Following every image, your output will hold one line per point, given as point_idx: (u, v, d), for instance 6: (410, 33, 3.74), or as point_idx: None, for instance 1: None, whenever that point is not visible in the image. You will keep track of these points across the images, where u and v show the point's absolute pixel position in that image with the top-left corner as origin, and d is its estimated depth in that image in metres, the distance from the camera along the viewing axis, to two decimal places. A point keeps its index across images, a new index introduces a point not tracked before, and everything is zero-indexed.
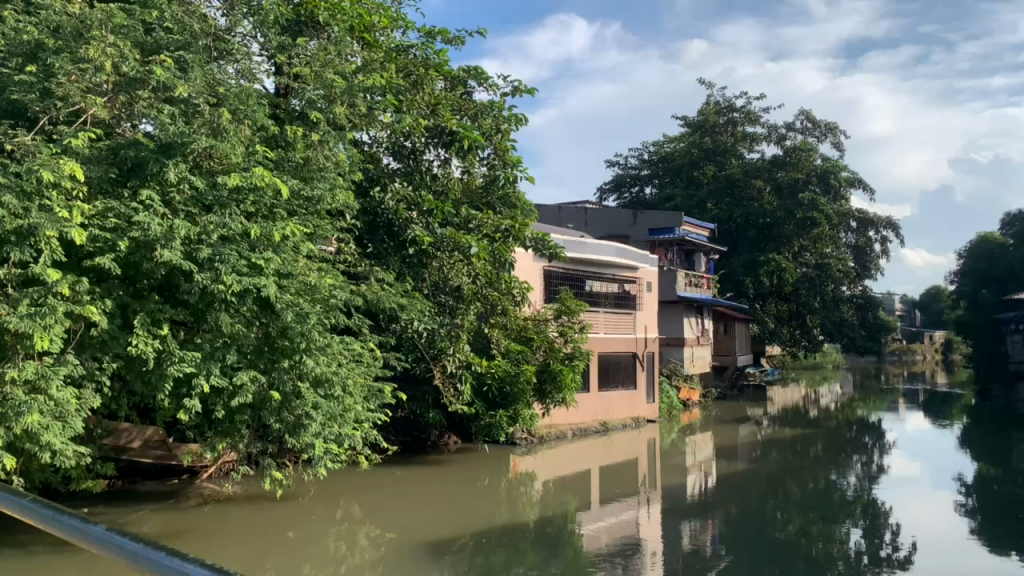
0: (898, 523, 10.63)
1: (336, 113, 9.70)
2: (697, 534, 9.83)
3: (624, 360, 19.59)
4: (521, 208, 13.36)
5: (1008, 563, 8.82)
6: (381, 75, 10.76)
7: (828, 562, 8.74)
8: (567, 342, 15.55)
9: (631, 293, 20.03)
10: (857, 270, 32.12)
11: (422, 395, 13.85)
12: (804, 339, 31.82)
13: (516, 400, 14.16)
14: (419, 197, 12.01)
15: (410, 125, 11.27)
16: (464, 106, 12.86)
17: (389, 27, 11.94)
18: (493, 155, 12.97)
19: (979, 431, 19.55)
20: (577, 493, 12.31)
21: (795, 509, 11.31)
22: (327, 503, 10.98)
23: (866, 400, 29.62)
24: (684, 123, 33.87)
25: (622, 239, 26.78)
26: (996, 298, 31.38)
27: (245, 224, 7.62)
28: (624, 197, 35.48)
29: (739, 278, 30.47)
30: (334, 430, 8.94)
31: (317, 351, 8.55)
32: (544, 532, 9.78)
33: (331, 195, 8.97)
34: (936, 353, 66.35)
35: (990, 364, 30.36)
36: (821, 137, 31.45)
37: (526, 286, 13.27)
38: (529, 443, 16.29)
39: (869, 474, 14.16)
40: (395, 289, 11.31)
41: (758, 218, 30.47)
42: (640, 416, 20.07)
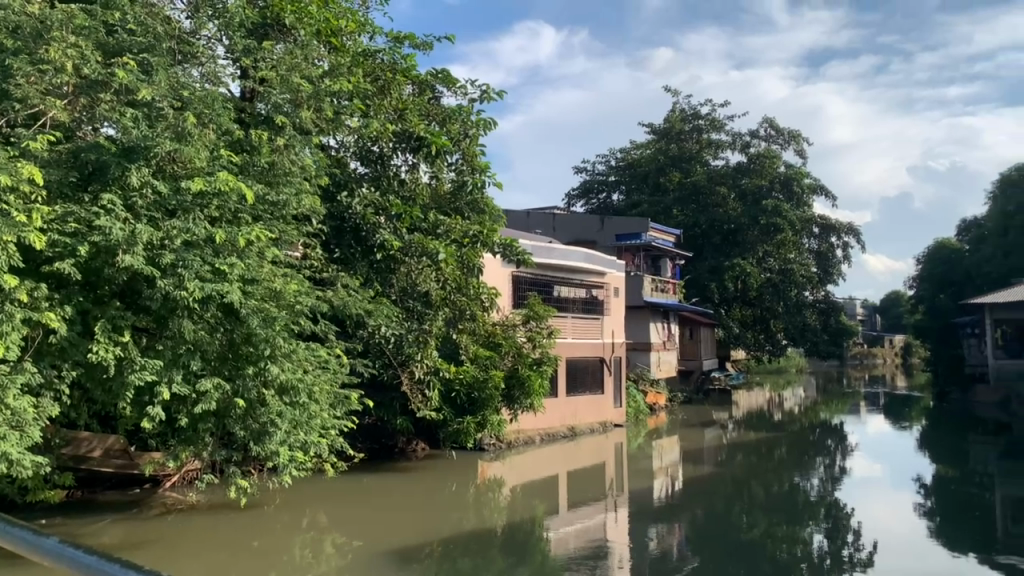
0: (859, 524, 10.82)
1: (303, 118, 9.63)
2: (663, 537, 9.90)
3: (592, 365, 19.68)
4: (489, 213, 13.25)
5: (965, 563, 9.01)
6: (348, 80, 10.74)
7: (791, 564, 8.87)
8: (535, 347, 15.60)
9: (599, 298, 20.13)
10: (820, 276, 32.66)
11: (390, 401, 13.77)
12: (768, 343, 32.30)
13: (485, 406, 14.13)
14: (387, 202, 11.97)
15: (378, 130, 11.24)
16: (432, 111, 12.82)
17: (357, 31, 11.89)
18: (461, 160, 12.96)
19: (938, 433, 19.96)
20: (545, 498, 12.34)
21: (759, 512, 11.46)
22: (293, 511, 10.86)
23: (829, 403, 30.14)
24: (651, 129, 34.17)
25: (590, 245, 27.00)
26: (952, 303, 32.13)
27: (209, 230, 7.53)
28: (591, 203, 35.68)
29: (705, 283, 30.82)
30: (300, 438, 8.87)
31: (282, 358, 8.46)
32: (511, 538, 9.78)
33: (297, 200, 8.90)
34: (896, 357, 67.54)
35: (947, 367, 31.09)
36: (784, 145, 31.96)
37: (495, 291, 13.27)
38: (497, 449, 16.27)
39: (832, 477, 14.38)
40: (362, 295, 11.26)
41: (723, 224, 30.86)
42: (607, 421, 20.18)
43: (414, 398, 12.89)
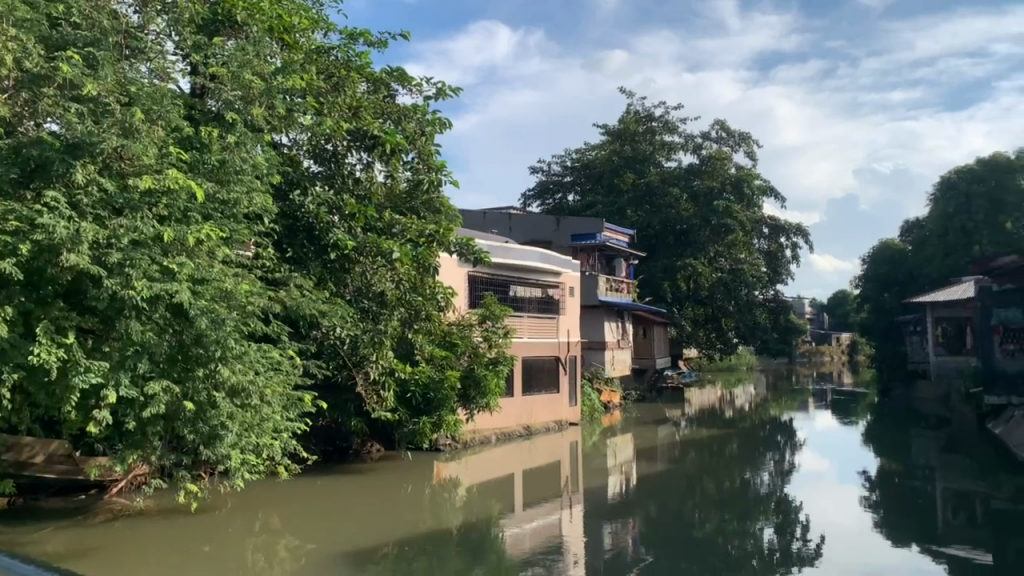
0: (808, 518, 11.08)
1: (255, 116, 9.50)
2: (619, 535, 10.00)
3: (548, 364, 19.79)
4: (445, 213, 13.20)
5: (911, 554, 9.27)
6: (302, 77, 10.61)
7: (743, 559, 9.02)
8: (491, 347, 15.65)
9: (554, 298, 20.24)
10: (770, 275, 33.36)
11: (344, 403, 13.67)
12: (719, 342, 33.09)
13: (441, 406, 14.10)
14: (340, 200, 11.88)
15: (331, 128, 11.11)
16: (388, 109, 12.74)
17: (310, 28, 11.73)
18: (417, 159, 12.91)
19: (883, 428, 20.56)
20: (501, 498, 12.38)
21: (712, 508, 11.62)
22: (245, 515, 10.69)
23: (779, 400, 30.86)
24: (605, 131, 34.44)
25: (545, 244, 27.12)
26: (896, 302, 33.08)
27: (157, 228, 7.36)
28: (547, 203, 35.89)
29: (658, 283, 31.21)
30: (251, 441, 8.76)
31: (233, 359, 8.32)
32: (466, 538, 9.79)
33: (249, 199, 8.79)
34: (843, 355, 69.35)
35: (891, 363, 32.04)
36: (735, 147, 32.52)
37: (450, 291, 13.14)
38: (453, 449, 16.25)
39: (781, 472, 14.69)
40: (315, 295, 11.18)
41: (676, 225, 31.25)
42: (563, 420, 20.31)
43: (369, 399, 12.85)
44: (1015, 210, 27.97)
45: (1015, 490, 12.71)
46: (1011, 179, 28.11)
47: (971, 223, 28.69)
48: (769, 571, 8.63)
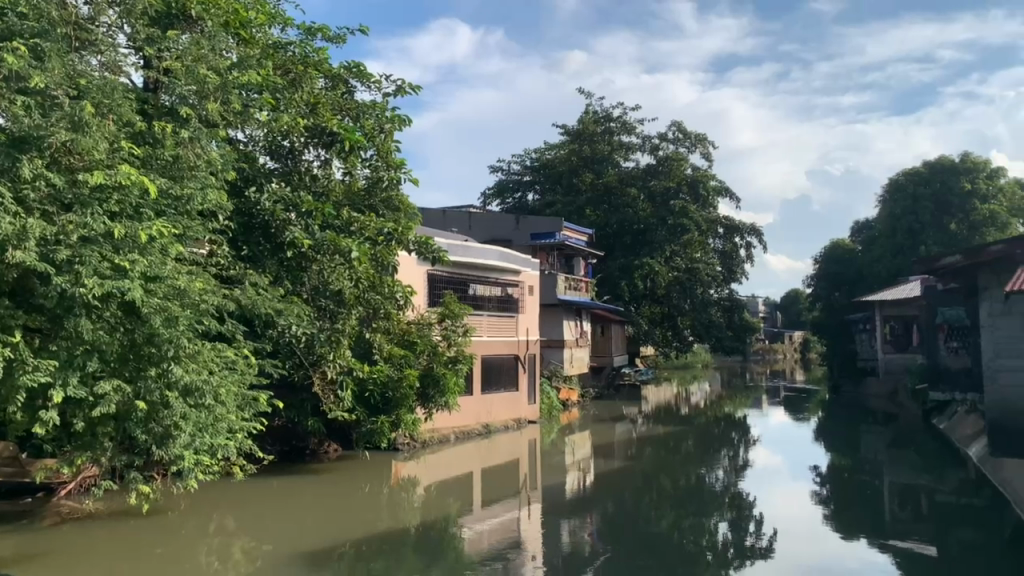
0: (761, 514, 11.28)
1: (209, 111, 9.34)
2: (577, 531, 10.09)
3: (507, 362, 19.81)
4: (404, 211, 13.19)
5: (860, 547, 9.52)
6: (258, 71, 10.42)
7: (698, 554, 9.16)
8: (450, 346, 15.63)
9: (514, 296, 20.27)
10: (724, 274, 33.93)
11: (301, 403, 13.55)
12: (675, 340, 33.44)
13: (398, 405, 14.09)
14: (297, 198, 11.64)
15: (288, 124, 10.96)
16: (345, 105, 12.66)
17: (266, 23, 11.57)
18: (375, 156, 12.82)
19: (834, 424, 21.03)
20: (459, 496, 12.40)
21: (667, 505, 11.75)
22: (199, 517, 10.52)
23: (732, 397, 31.39)
24: (564, 130, 34.57)
25: (505, 243, 27.16)
26: (847, 300, 33.83)
27: (108, 224, 7.18)
28: (507, 202, 35.93)
29: (616, 282, 31.44)
30: (205, 441, 8.65)
31: (186, 358, 8.19)
32: (424, 538, 9.75)
33: (202, 195, 8.62)
34: (794, 353, 70.89)
35: (841, 361, 32.80)
36: (691, 148, 32.95)
37: (410, 290, 13.10)
38: (411, 448, 16.14)
39: (736, 469, 14.94)
40: (271, 293, 11.04)
41: (633, 225, 31.57)
42: (522, 418, 20.35)
43: (325, 398, 12.86)
44: (959, 212, 28.86)
45: (959, 484, 13.11)
46: (955, 181, 29.02)
47: (917, 224, 29.49)
48: (723, 566, 8.80)
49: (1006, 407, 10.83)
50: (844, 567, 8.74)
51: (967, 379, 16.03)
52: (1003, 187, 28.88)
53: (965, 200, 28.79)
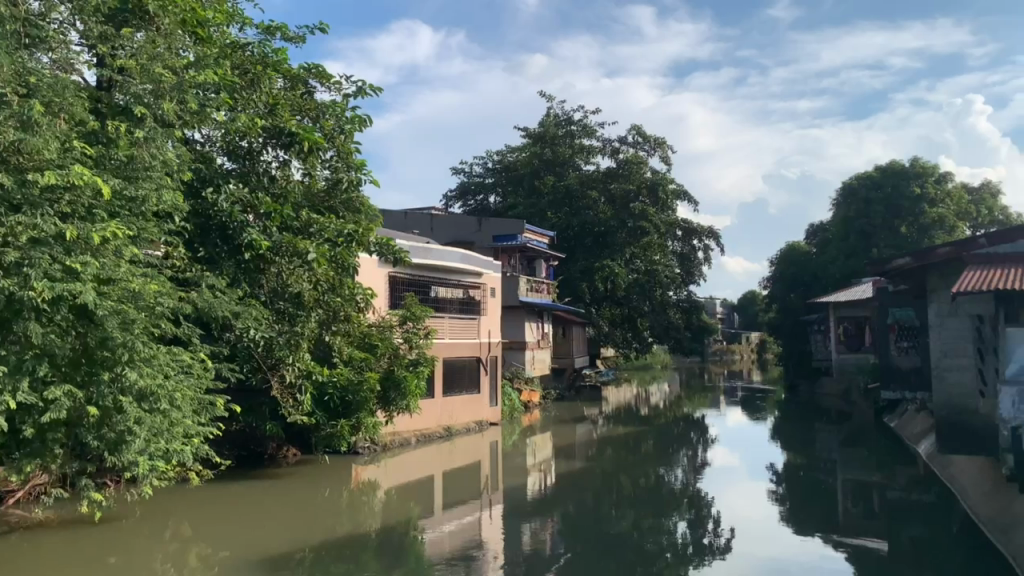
0: (719, 513, 11.46)
1: (165, 111, 9.18)
2: (538, 533, 10.15)
3: (469, 365, 19.80)
4: (365, 213, 13.14)
5: (814, 545, 9.70)
6: (215, 71, 10.26)
7: (658, 554, 9.25)
8: (412, 348, 15.61)
9: (475, 299, 20.27)
10: (683, 276, 34.47)
11: (259, 407, 13.45)
12: (636, 341, 33.57)
13: (359, 409, 14.03)
14: (256, 199, 11.44)
15: (246, 125, 10.82)
16: (305, 106, 12.54)
17: (223, 21, 11.39)
18: (335, 157, 12.75)
19: (789, 423, 21.46)
20: (420, 499, 12.37)
21: (628, 505, 11.85)
22: (154, 524, 10.34)
23: (691, 397, 31.81)
24: (526, 133, 34.71)
25: (467, 245, 27.14)
26: (802, 301, 34.50)
27: (59, 226, 7.04)
28: (469, 204, 35.95)
29: (577, 283, 31.64)
30: (160, 447, 8.50)
31: (141, 362, 8.04)
32: (386, 541, 9.76)
33: (157, 196, 8.45)
34: (751, 353, 72.13)
35: (797, 361, 33.72)
36: (650, 151, 33.30)
37: (371, 292, 13.16)
38: (371, 452, 16.04)
39: (694, 468, 15.16)
40: (229, 296, 10.88)
41: (593, 227, 31.76)
42: (483, 421, 20.36)
43: (284, 402, 12.69)
44: (909, 216, 29.53)
45: (908, 480, 13.49)
46: (906, 185, 29.65)
47: (869, 227, 30.19)
48: (683, 565, 8.89)
49: (953, 405, 11.17)
50: (799, 563, 8.93)
51: (916, 378, 16.48)
52: (950, 192, 29.69)
53: (915, 204, 29.49)
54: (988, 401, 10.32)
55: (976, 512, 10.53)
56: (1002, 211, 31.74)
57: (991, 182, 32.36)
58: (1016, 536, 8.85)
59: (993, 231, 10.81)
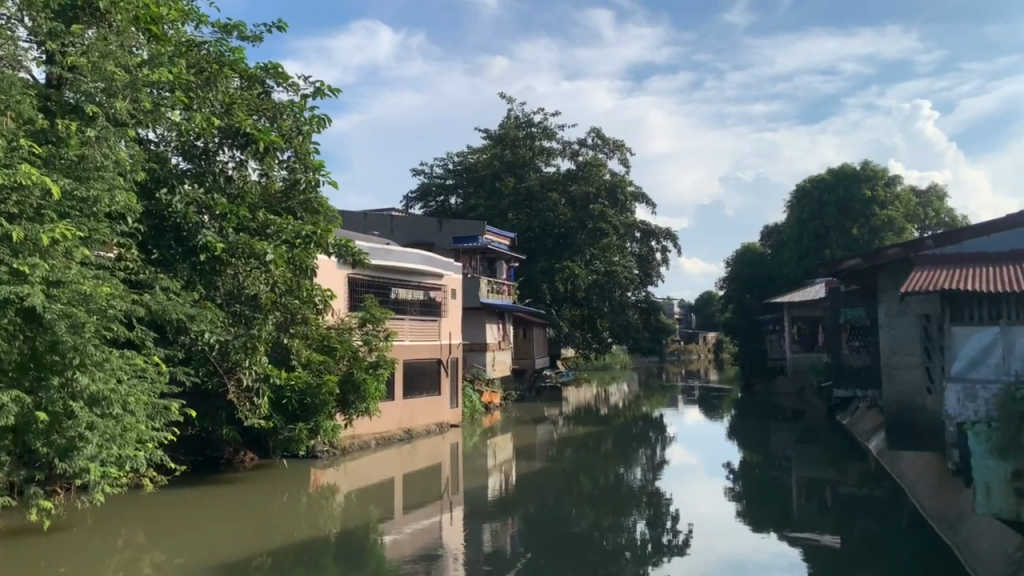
0: (677, 511, 11.62)
1: (118, 110, 9.05)
2: (499, 534, 10.16)
3: (429, 367, 19.75)
4: (323, 214, 13.07)
5: (769, 541, 9.90)
6: (170, 69, 10.09)
7: (618, 553, 9.35)
8: (371, 351, 15.55)
9: (436, 301, 20.22)
10: (641, 277, 34.94)
11: (216, 411, 13.31)
12: (595, 342, 33.74)
13: (317, 412, 13.96)
14: (211, 200, 11.21)
15: (201, 125, 10.63)
16: (262, 105, 12.38)
17: (178, 19, 11.19)
18: (293, 158, 12.63)
19: (745, 421, 21.83)
20: (380, 502, 12.29)
21: (588, 504, 11.94)
22: (106, 532, 10.14)
23: (650, 396, 32.21)
24: (486, 135, 34.77)
25: (427, 246, 27.09)
26: (757, 302, 35.18)
27: (6, 227, 6.85)
28: (429, 206, 35.83)
29: (538, 284, 31.72)
30: (113, 453, 8.34)
31: (92, 366, 7.88)
32: (344, 545, 9.68)
33: (110, 196, 8.29)
34: (708, 353, 73.26)
35: (753, 361, 34.98)
36: (610, 154, 33.58)
37: (329, 293, 13.12)
38: (330, 455, 15.87)
39: (653, 467, 15.34)
40: (184, 298, 10.66)
41: (554, 229, 31.89)
42: (444, 422, 20.32)
43: (241, 406, 12.51)
44: (860, 218, 30.15)
45: (860, 476, 13.82)
46: (857, 188, 30.25)
47: (822, 229, 30.88)
48: (642, 564, 8.97)
49: (902, 402, 11.47)
50: (755, 559, 9.08)
51: (867, 377, 16.89)
52: (900, 194, 30.42)
53: (866, 206, 30.11)
54: (936, 398, 10.61)
55: (925, 507, 10.83)
56: (948, 214, 32.63)
57: (937, 186, 33.32)
58: (962, 528, 9.13)
59: (939, 232, 11.18)
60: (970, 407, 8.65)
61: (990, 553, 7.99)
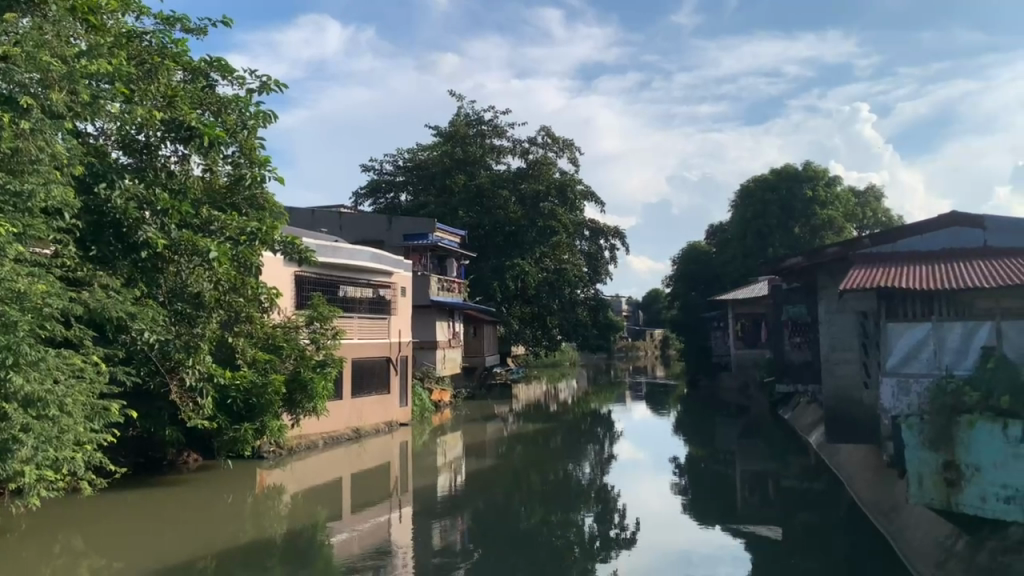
0: (625, 506, 11.76)
1: (53, 101, 8.73)
2: (448, 532, 10.12)
3: (378, 366, 19.64)
4: (269, 210, 12.91)
5: (714, 534, 10.08)
6: (109, 61, 9.81)
7: (567, 549, 9.43)
8: (318, 349, 15.41)
9: (385, 298, 20.09)
10: (590, 275, 35.23)
11: (158, 411, 13.06)
12: (545, 338, 34.04)
13: (263, 412, 13.84)
14: (152, 195, 10.69)
15: (144, 117, 10.34)
16: (206, 99, 12.14)
17: (118, 9, 10.86)
18: (238, 153, 12.36)
19: (691, 416, 22.23)
20: (328, 502, 12.15)
21: (537, 501, 11.98)
22: (42, 536, 9.85)
23: (598, 393, 32.55)
24: (436, 132, 34.62)
25: (376, 244, 26.91)
26: (702, 299, 35.88)
27: None
28: (379, 203, 35.50)
29: (488, 282, 31.75)
30: (50, 454, 8.13)
31: (26, 367, 7.63)
32: (292, 546, 9.56)
33: (45, 190, 8.08)
34: (655, 350, 74.35)
35: (698, 358, 35.73)
36: (559, 152, 33.77)
37: (274, 291, 12.97)
38: (277, 456, 15.65)
39: (600, 462, 15.52)
40: (124, 296, 10.35)
41: (504, 226, 31.94)
42: (393, 421, 20.22)
43: (184, 406, 12.30)
44: (802, 217, 30.90)
45: (801, 469, 14.19)
46: (799, 188, 30.95)
47: (765, 228, 31.59)
48: (589, 559, 9.07)
49: (840, 397, 11.82)
50: (700, 553, 9.24)
51: (808, 372, 17.36)
52: (839, 194, 31.23)
53: (807, 206, 30.86)
54: (873, 392, 10.98)
55: (862, 497, 11.19)
56: (884, 214, 33.68)
57: (874, 186, 34.36)
58: (897, 518, 9.47)
59: (875, 232, 11.57)
60: (903, 401, 8.99)
61: (924, 541, 8.30)
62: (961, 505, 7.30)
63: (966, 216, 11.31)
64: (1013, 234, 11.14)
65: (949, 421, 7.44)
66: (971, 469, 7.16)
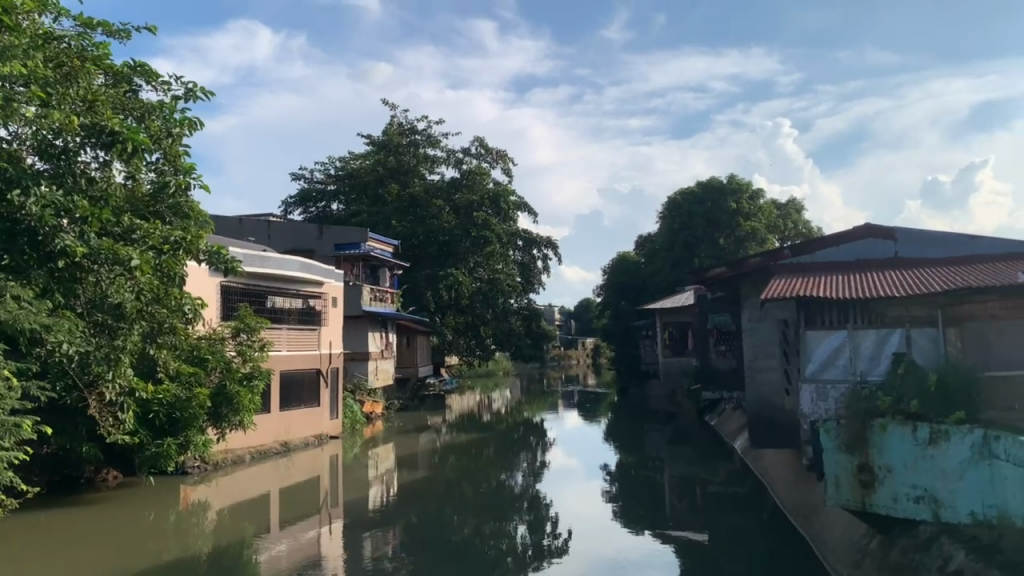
0: (556, 514, 11.86)
1: None
2: (379, 545, 9.96)
3: (308, 378, 19.33)
4: (194, 218, 12.57)
5: (643, 540, 10.24)
6: (25, 61, 9.36)
7: (499, 559, 9.43)
8: (245, 361, 15.10)
9: (315, 309, 19.80)
10: (523, 284, 35.41)
11: (74, 427, 12.64)
12: (478, 348, 34.04)
13: (187, 427, 13.52)
14: (70, 202, 10.00)
15: (61, 122, 9.95)
16: (129, 105, 11.78)
17: (34, 10, 10.51)
18: (162, 160, 12.09)
19: (622, 424, 22.58)
20: (254, 518, 11.85)
21: (470, 512, 11.99)
22: None
23: (531, 402, 32.68)
24: (369, 141, 34.42)
25: (307, 253, 26.53)
26: (631, 308, 36.52)
27: None
28: (309, 211, 34.93)
29: (422, 291, 31.50)
30: None
31: None
32: (216, 564, 9.29)
33: None
34: (588, 358, 75.28)
35: (628, 365, 36.27)
36: (492, 163, 33.94)
37: (200, 302, 12.56)
38: (201, 471, 15.19)
39: (533, 471, 15.60)
40: (37, 306, 9.82)
41: (438, 236, 31.82)
42: (323, 434, 19.91)
43: (102, 421, 11.88)
44: (726, 228, 31.75)
45: (726, 475, 14.52)
46: (724, 201, 31.81)
47: (692, 238, 32.36)
48: (521, 569, 9.08)
49: (762, 403, 12.22)
50: (630, 559, 9.36)
51: (733, 379, 17.85)
52: (762, 207, 32.27)
53: (732, 217, 31.75)
54: (791, 398, 11.38)
55: (784, 500, 11.57)
56: (804, 225, 35.00)
57: (795, 199, 35.61)
58: (816, 520, 9.83)
59: (795, 243, 12.06)
60: (821, 406, 9.38)
61: (840, 541, 8.63)
62: (874, 505, 7.65)
63: (879, 228, 11.90)
64: (922, 245, 11.74)
65: (863, 425, 7.81)
66: (884, 470, 7.51)
